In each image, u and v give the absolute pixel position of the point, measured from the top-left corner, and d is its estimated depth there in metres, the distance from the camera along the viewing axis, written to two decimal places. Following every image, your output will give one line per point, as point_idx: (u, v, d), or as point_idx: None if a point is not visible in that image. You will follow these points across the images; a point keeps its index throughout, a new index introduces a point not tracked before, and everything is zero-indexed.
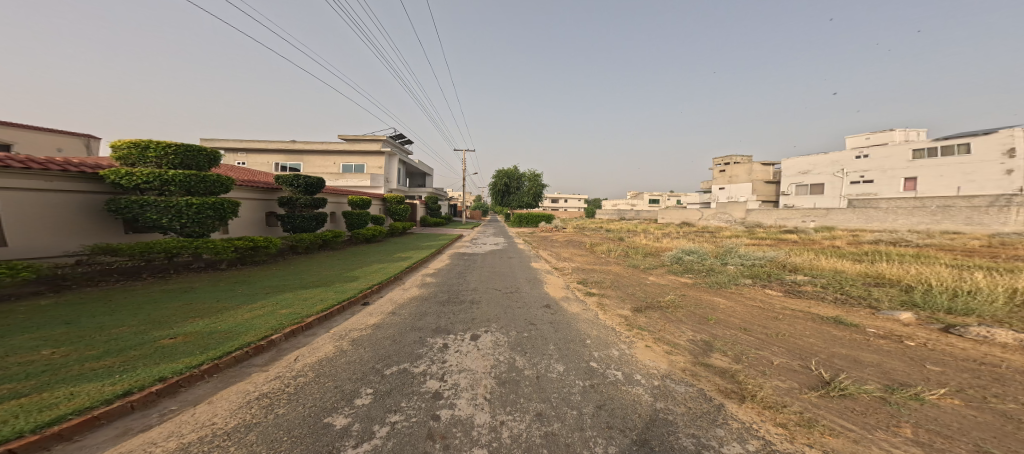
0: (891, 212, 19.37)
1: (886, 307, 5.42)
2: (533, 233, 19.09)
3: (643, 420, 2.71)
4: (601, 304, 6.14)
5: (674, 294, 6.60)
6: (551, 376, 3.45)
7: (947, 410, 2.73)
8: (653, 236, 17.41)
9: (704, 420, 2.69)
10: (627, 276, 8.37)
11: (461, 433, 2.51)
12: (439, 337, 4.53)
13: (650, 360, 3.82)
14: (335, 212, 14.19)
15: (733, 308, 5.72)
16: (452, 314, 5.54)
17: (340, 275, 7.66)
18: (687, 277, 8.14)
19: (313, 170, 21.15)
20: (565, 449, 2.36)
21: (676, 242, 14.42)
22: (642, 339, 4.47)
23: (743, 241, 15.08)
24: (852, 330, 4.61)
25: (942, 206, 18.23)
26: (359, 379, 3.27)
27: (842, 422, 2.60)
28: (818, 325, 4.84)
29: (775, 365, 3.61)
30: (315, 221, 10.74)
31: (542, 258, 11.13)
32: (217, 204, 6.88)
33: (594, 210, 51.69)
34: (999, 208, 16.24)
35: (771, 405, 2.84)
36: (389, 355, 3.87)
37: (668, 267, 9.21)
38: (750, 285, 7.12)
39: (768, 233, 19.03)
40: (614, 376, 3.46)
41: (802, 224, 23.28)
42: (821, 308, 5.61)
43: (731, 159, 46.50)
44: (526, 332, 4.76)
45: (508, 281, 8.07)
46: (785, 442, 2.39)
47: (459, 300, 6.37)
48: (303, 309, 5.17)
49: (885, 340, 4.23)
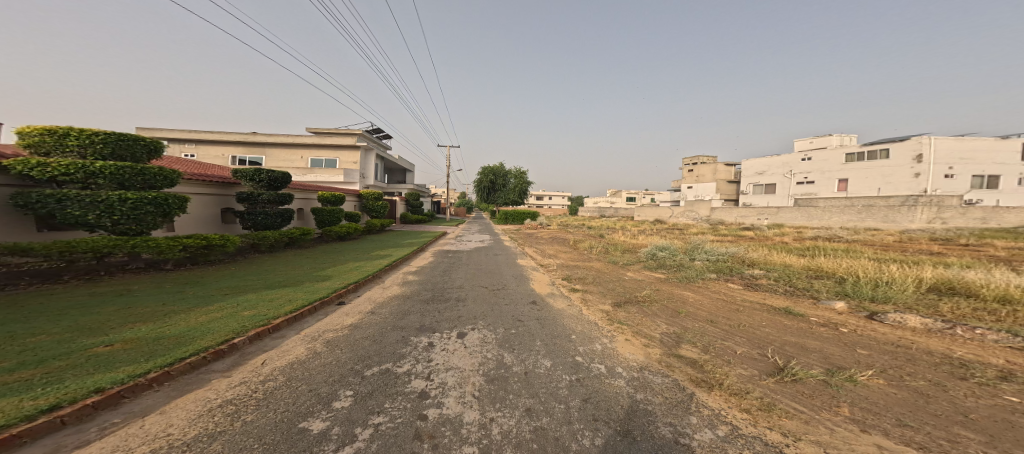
0: (827, 211, 21.16)
1: (825, 296, 5.94)
2: (518, 230, 19.11)
3: (625, 410, 2.81)
4: (585, 300, 6.28)
5: (650, 289, 6.85)
6: (539, 371, 3.51)
7: (875, 389, 3.03)
8: (630, 233, 17.93)
9: (679, 409, 2.82)
10: (608, 272, 8.59)
11: (449, 431, 2.50)
12: (423, 335, 4.47)
13: (629, 353, 3.97)
14: (302, 208, 13.34)
15: (700, 301, 6.03)
16: (437, 312, 5.49)
17: (309, 274, 7.35)
18: (660, 272, 8.48)
19: (277, 163, 20.06)
20: (554, 443, 2.41)
21: (649, 239, 14.92)
22: (621, 333, 4.63)
23: (711, 238, 15.85)
24: (798, 319, 4.98)
25: (864, 206, 20.16)
26: (338, 381, 3.18)
27: (793, 404, 2.81)
28: (771, 315, 5.20)
29: (738, 355, 3.85)
30: (280, 218, 10.26)
31: (528, 255, 11.21)
32: (157, 198, 6.38)
33: (574, 208, 52.37)
34: (906, 207, 18.33)
35: (736, 392, 3.03)
36: (370, 355, 3.78)
37: (643, 263, 9.56)
38: (715, 279, 7.54)
39: (732, 230, 20.12)
40: (597, 369, 3.57)
41: (757, 222, 24.86)
42: (773, 299, 6.03)
43: (699, 160, 48.73)
44: (513, 329, 4.79)
45: (494, 278, 8.09)
46: (749, 426, 2.54)
47: (444, 298, 6.32)
48: (268, 310, 4.92)
49: (824, 328, 4.62)
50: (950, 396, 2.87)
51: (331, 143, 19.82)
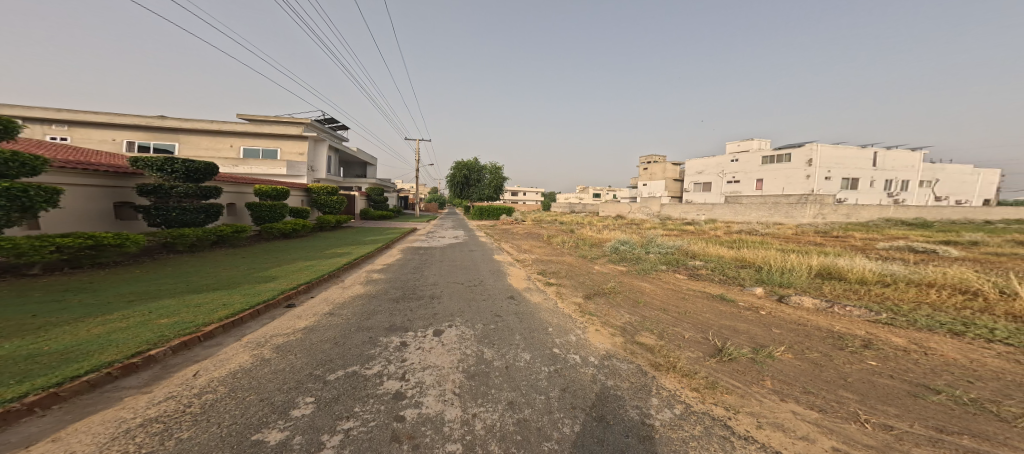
0: (748, 207, 23.57)
1: (749, 284, 6.35)
2: (495, 226, 19.01)
3: (596, 396, 2.73)
4: (560, 293, 6.36)
5: (614, 281, 7.03)
6: (520, 365, 3.29)
7: (786, 363, 3.25)
8: (596, 228, 18.62)
9: (643, 392, 2.79)
10: (579, 265, 8.90)
11: (431, 430, 2.28)
12: (394, 335, 4.04)
13: (600, 343, 3.89)
14: (233, 202, 11.80)
15: (654, 291, 6.16)
16: (409, 310, 5.07)
17: (247, 276, 6.48)
18: (622, 265, 8.88)
19: (198, 152, 17.46)
20: (537, 435, 2.26)
21: (613, 234, 15.61)
22: (592, 324, 4.57)
23: (662, 232, 16.90)
24: (730, 304, 5.25)
25: (771, 203, 22.98)
26: (295, 388, 2.76)
27: (730, 380, 2.93)
28: (708, 302, 5.40)
29: (686, 339, 3.94)
30: (201, 214, 8.89)
31: (505, 251, 11.24)
32: (17, 189, 5.10)
33: (546, 204, 53.30)
34: (797, 204, 21.46)
35: (686, 373, 3.07)
36: (335, 358, 3.34)
37: (608, 256, 9.97)
38: (667, 271, 7.81)
39: (679, 225, 21.55)
40: (573, 359, 3.45)
41: (696, 217, 26.98)
42: (710, 286, 6.37)
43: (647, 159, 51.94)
44: (493, 324, 4.50)
45: (469, 275, 7.77)
46: (699, 403, 2.58)
47: (416, 296, 5.89)
48: (196, 316, 4.16)
49: (749, 311, 4.92)
50: (834, 364, 3.19)
51: (272, 133, 17.97)
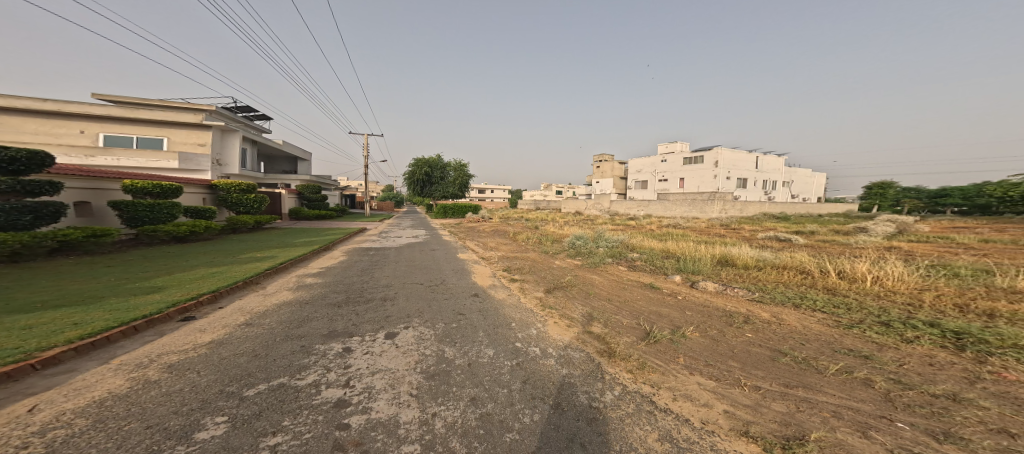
0: (673, 203, 25.89)
1: (670, 272, 6.85)
2: (460, 224, 19.03)
3: (556, 386, 2.83)
4: (523, 289, 6.36)
5: (573, 275, 7.30)
6: (482, 361, 3.17)
7: (699, 340, 3.68)
8: (559, 224, 19.30)
9: (591, 377, 3.00)
10: (541, 261, 9.12)
11: (383, 434, 2.06)
12: (335, 341, 3.39)
13: (558, 335, 4.03)
14: (97, 204, 8.98)
15: (602, 283, 6.53)
16: (353, 315, 4.26)
17: (122, 288, 4.89)
18: (577, 259, 9.30)
19: (32, 139, 13.30)
20: (501, 427, 2.24)
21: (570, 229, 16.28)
22: (551, 317, 4.72)
23: (609, 227, 17.93)
24: (656, 291, 5.70)
25: (694, 199, 25.65)
26: (201, 408, 2.20)
27: (655, 360, 3.29)
28: (643, 291, 5.78)
29: (624, 326, 4.27)
30: (31, 216, 6.61)
31: (469, 248, 11.21)
32: None
33: (511, 202, 53.86)
34: (709, 200, 24.32)
35: (622, 357, 3.37)
36: (258, 371, 2.72)
37: (566, 251, 10.41)
38: (612, 263, 8.30)
39: (623, 220, 22.93)
40: (533, 352, 3.50)
41: (636, 212, 28.92)
42: (643, 277, 6.75)
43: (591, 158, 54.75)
44: (455, 323, 4.18)
45: (430, 274, 7.32)
46: (633, 383, 2.88)
47: (365, 299, 4.98)
48: (34, 339, 3.04)
49: (669, 296, 5.41)
50: (725, 338, 3.69)
51: (178, 119, 15.23)
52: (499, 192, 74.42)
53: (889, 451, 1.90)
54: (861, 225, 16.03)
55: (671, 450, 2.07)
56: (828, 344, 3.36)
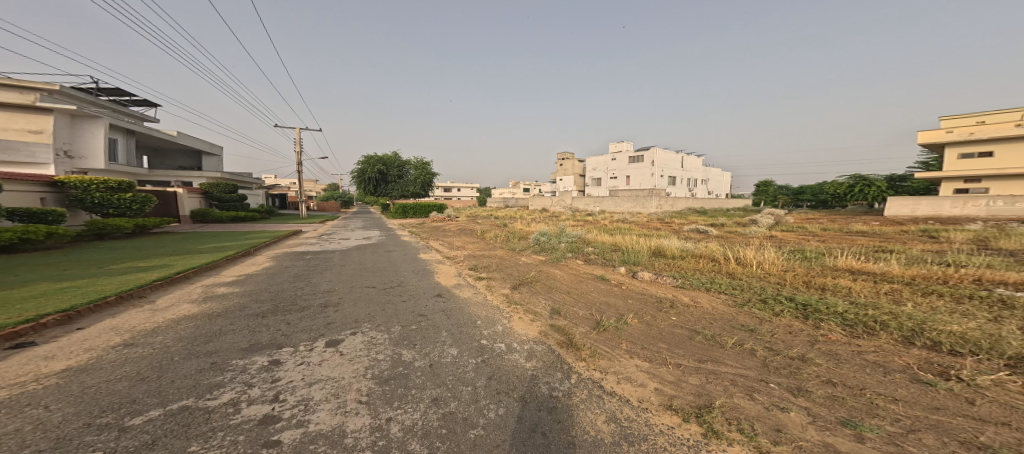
0: (623, 200, 27.49)
1: (616, 264, 7.25)
2: (424, 223, 18.55)
3: (522, 379, 2.88)
4: (490, 286, 6.26)
5: (536, 271, 7.39)
6: (445, 361, 3.13)
7: (645, 326, 3.94)
8: (527, 221, 19.47)
9: (551, 368, 3.09)
10: (508, 259, 9.12)
11: (326, 445, 1.99)
12: (263, 354, 3.11)
13: (523, 330, 4.06)
14: None
15: (563, 277, 6.71)
16: (283, 325, 3.90)
17: None
18: (542, 255, 9.48)
19: None
20: (465, 425, 2.26)
21: (538, 226, 16.56)
22: (516, 312, 4.73)
23: (569, 223, 18.34)
24: (609, 283, 5.98)
25: (643, 196, 27.41)
26: (56, 448, 1.83)
27: (603, 346, 3.50)
28: (597, 284, 5.99)
29: (580, 318, 4.44)
30: None
31: (433, 249, 10.93)
32: None
33: (478, 200, 53.49)
34: (648, 198, 26.61)
35: (576, 346, 3.52)
36: (145, 396, 2.35)
37: (531, 247, 10.57)
38: (571, 257, 8.55)
39: (582, 216, 23.61)
40: (499, 347, 3.51)
41: (591, 208, 30.16)
42: (596, 270, 7.06)
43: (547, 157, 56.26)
44: (414, 325, 4.08)
45: (389, 276, 7.06)
46: (586, 370, 3.03)
47: (299, 307, 4.58)
48: None
49: (614, 285, 5.79)
50: (655, 321, 4.04)
51: (51, 102, 12.55)
52: (464, 190, 73.26)
53: (765, 407, 2.26)
54: (758, 216, 18.47)
55: (617, 430, 2.21)
56: (727, 321, 3.83)
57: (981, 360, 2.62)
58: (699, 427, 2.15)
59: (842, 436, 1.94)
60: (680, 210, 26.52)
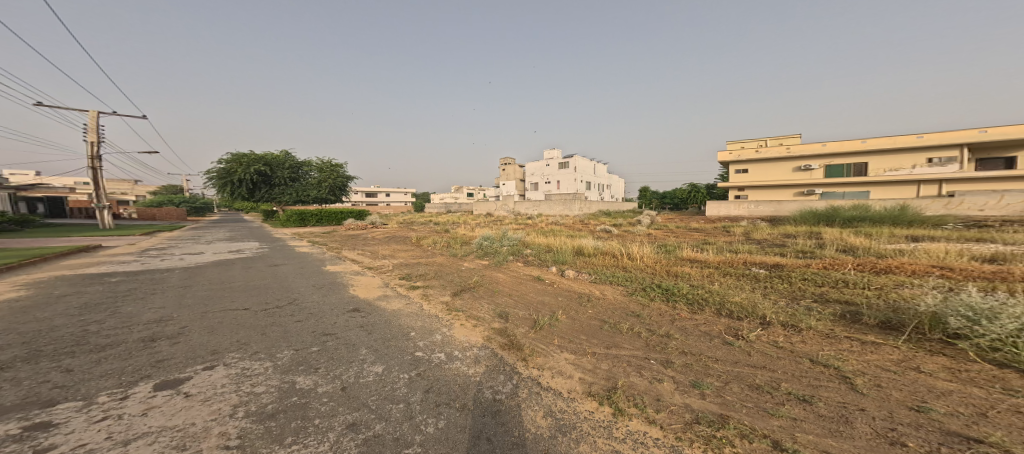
0: (556, 204, 28.95)
1: (549, 264, 7.58)
2: (355, 230, 17.29)
3: (461, 387, 2.77)
4: (426, 295, 5.96)
5: (479, 276, 7.24)
6: (365, 381, 2.84)
7: (580, 321, 4.18)
8: (469, 226, 19.32)
9: (495, 371, 3.04)
10: (448, 265, 8.87)
11: None
12: (23, 415, 2.19)
13: (465, 336, 3.96)
14: None
15: (504, 280, 6.75)
16: (61, 371, 2.78)
17: None
18: (485, 259, 9.38)
19: None
20: (394, 447, 2.08)
21: (479, 230, 16.57)
22: (457, 319, 4.60)
23: (511, 226, 19.02)
24: (547, 282, 6.17)
25: (575, 200, 29.18)
26: None
27: (541, 343, 3.61)
28: (537, 284, 6.14)
29: (520, 318, 4.50)
30: None
31: (364, 257, 10.18)
32: None
33: (416, 206, 51.49)
34: (574, 202, 28.61)
35: (516, 346, 3.56)
36: None
37: (474, 252, 10.42)
38: (513, 260, 8.66)
39: (523, 220, 24.44)
40: (436, 358, 3.33)
41: (530, 211, 31.14)
42: (530, 270, 7.31)
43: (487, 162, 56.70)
44: (318, 346, 3.57)
45: (280, 290, 5.95)
46: (525, 368, 3.08)
47: (96, 345, 3.32)
48: None
49: (547, 284, 6.03)
50: (579, 316, 4.36)
51: None
52: (392, 195, 68.61)
53: (650, 381, 2.71)
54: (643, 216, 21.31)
55: (553, 423, 2.28)
56: (623, 310, 4.46)
57: (751, 322, 3.72)
58: (606, 407, 2.43)
59: (694, 396, 2.47)
60: (601, 213, 28.63)
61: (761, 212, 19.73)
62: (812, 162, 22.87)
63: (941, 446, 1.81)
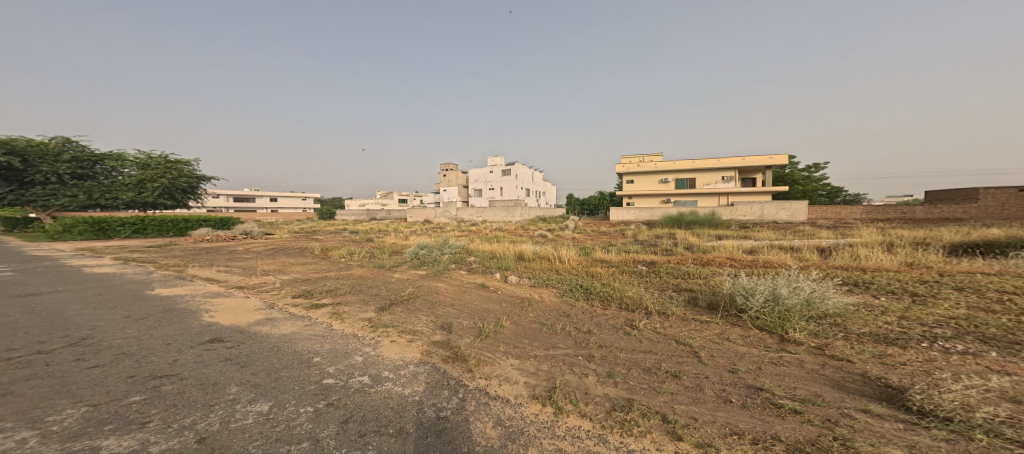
0: (502, 211, 29.33)
1: (493, 270, 7.59)
2: (277, 240, 15.37)
3: (394, 411, 2.54)
4: (337, 315, 4.94)
5: (412, 287, 6.78)
6: (240, 426, 2.25)
7: (522, 325, 4.28)
8: (401, 234, 18.49)
9: (437, 387, 2.91)
10: (370, 277, 7.69)
11: None
12: None
13: (397, 353, 3.64)
14: None
15: (445, 289, 6.58)
16: None
17: None
18: (421, 269, 8.84)
19: None
20: None
21: (418, 238, 16.05)
22: (386, 336, 4.17)
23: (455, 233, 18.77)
24: (491, 290, 6.15)
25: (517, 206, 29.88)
26: None
27: (485, 351, 3.61)
28: (482, 292, 6.08)
29: (463, 328, 4.42)
30: None
31: (287, 267, 9.01)
32: None
33: (325, 213, 43.81)
34: (517, 208, 29.26)
35: (458, 358, 3.48)
36: None
37: (408, 262, 9.68)
38: (455, 269, 8.48)
39: (468, 226, 24.34)
40: (358, 382, 2.95)
41: (473, 217, 31.03)
42: (474, 278, 7.24)
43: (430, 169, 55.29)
44: (135, 394, 2.57)
45: (44, 330, 3.95)
46: (468, 378, 3.06)
47: None
48: None
49: (490, 291, 6.04)
50: (523, 320, 4.45)
51: None
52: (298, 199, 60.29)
53: (582, 377, 2.94)
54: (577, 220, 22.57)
55: (502, 432, 2.28)
56: (557, 311, 4.70)
57: (638, 312, 4.49)
58: (548, 407, 2.52)
59: (612, 386, 2.77)
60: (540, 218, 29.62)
61: (642, 217, 22.48)
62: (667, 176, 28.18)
63: (745, 397, 2.53)
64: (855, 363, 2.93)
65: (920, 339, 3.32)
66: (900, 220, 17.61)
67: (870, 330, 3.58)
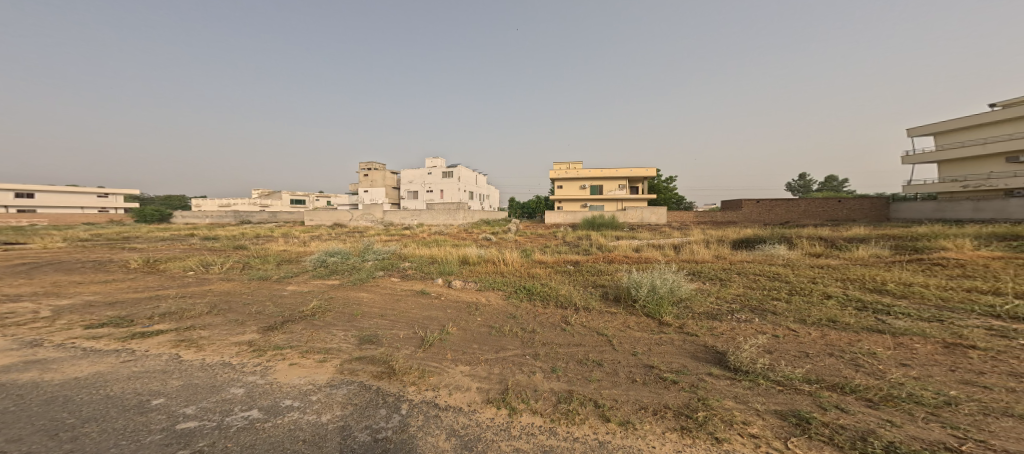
0: (436, 214, 28.35)
1: (433, 276, 7.20)
2: (125, 251, 11.95)
3: (306, 443, 2.15)
4: (192, 342, 3.91)
5: (319, 300, 5.89)
6: None
7: (467, 331, 4.12)
8: (299, 240, 16.16)
9: (369, 407, 2.58)
10: (246, 291, 6.45)
11: None
12: None
13: (299, 377, 3.09)
14: None
15: (372, 299, 5.96)
16: None
17: None
18: (332, 279, 7.76)
19: None
20: None
21: (322, 245, 14.25)
22: (284, 358, 3.51)
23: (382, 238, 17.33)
24: (427, 297, 5.79)
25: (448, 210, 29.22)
26: None
27: (428, 361, 3.37)
28: (421, 299, 5.71)
29: (401, 339, 4.06)
30: None
31: (142, 283, 7.01)
32: None
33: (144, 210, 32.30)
34: (451, 211, 28.59)
35: (395, 371, 3.16)
36: None
37: (317, 271, 8.47)
38: (384, 276, 7.78)
39: (398, 230, 22.88)
40: (244, 419, 2.41)
41: (401, 220, 29.25)
42: (415, 284, 6.76)
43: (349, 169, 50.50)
44: None
45: None
46: (409, 391, 2.80)
47: None
48: None
49: (431, 298, 5.69)
50: (471, 325, 4.30)
51: None
52: None
53: (530, 375, 2.97)
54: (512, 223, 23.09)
55: (458, 443, 2.13)
56: (504, 313, 4.68)
57: (569, 308, 4.74)
58: (503, 409, 2.47)
59: (558, 381, 2.85)
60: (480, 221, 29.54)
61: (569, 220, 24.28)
62: (585, 183, 30.89)
63: (643, 375, 2.87)
64: (698, 336, 3.62)
65: (727, 312, 4.31)
66: (709, 223, 22.22)
67: (704, 309, 4.47)
